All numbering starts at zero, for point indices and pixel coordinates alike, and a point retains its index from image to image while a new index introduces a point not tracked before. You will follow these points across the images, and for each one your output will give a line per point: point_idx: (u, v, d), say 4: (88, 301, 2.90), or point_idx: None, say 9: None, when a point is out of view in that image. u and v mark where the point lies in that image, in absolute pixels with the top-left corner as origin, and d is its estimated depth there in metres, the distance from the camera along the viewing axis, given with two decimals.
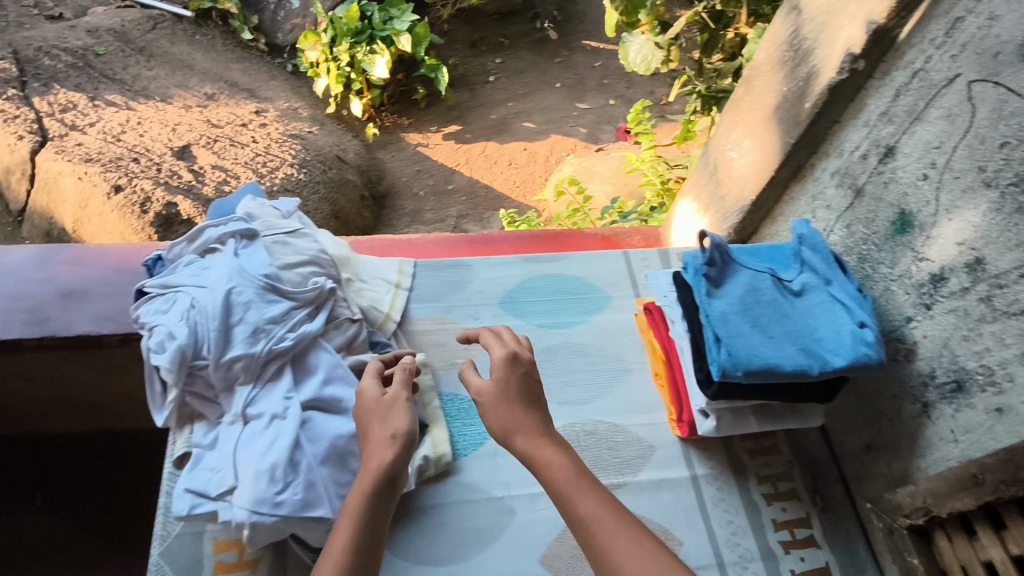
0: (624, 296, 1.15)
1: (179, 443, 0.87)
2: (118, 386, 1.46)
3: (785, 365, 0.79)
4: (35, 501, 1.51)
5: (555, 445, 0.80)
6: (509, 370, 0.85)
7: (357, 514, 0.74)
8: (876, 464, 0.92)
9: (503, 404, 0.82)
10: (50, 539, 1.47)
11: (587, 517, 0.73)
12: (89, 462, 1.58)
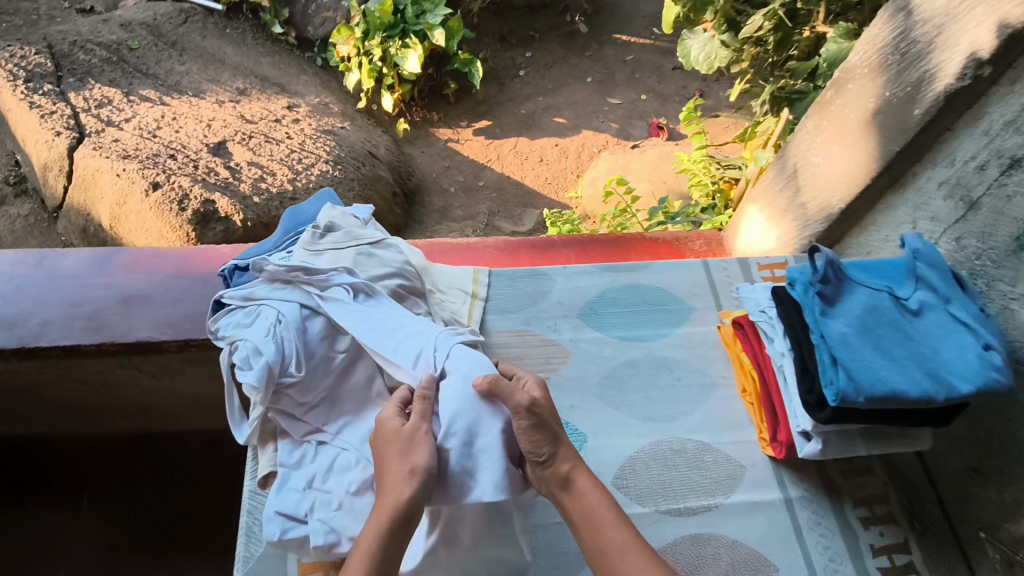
0: (706, 307, 1.10)
1: (262, 461, 0.85)
2: (170, 391, 1.43)
3: (911, 391, 0.74)
4: (81, 503, 1.47)
5: (583, 474, 0.78)
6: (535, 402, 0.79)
7: (378, 540, 0.68)
8: (984, 489, 0.90)
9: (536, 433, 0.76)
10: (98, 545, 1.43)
11: (617, 552, 0.72)
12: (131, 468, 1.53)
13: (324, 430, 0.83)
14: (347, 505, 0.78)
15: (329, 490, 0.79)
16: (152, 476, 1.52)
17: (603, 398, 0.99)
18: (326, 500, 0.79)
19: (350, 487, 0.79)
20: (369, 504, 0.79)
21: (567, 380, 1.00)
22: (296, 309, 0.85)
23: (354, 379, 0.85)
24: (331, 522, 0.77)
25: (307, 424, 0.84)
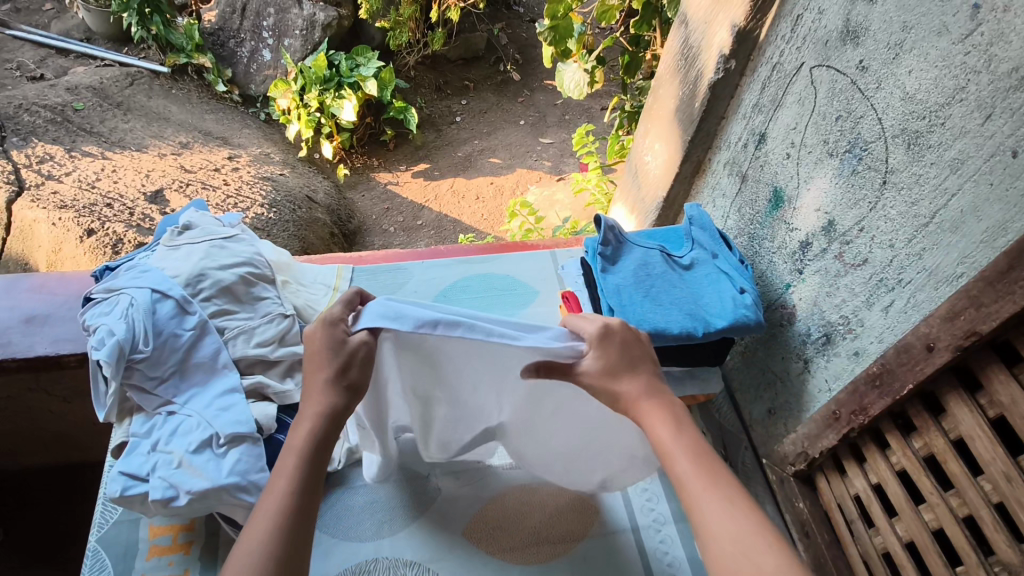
0: (550, 290, 1.22)
1: (118, 434, 0.93)
2: (82, 424, 1.37)
3: (672, 327, 0.86)
4: None
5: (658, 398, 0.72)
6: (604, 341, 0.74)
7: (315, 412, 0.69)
8: (776, 426, 0.99)
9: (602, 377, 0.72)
10: None
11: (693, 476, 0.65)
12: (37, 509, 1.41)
13: (174, 400, 0.92)
14: (185, 462, 0.86)
15: (170, 451, 0.87)
16: (39, 510, 1.42)
17: None
18: (167, 459, 0.87)
19: (189, 446, 0.87)
20: (206, 461, 0.86)
21: None
22: (147, 294, 0.96)
23: (199, 355, 0.96)
24: (169, 476, 0.85)
25: (159, 397, 0.93)
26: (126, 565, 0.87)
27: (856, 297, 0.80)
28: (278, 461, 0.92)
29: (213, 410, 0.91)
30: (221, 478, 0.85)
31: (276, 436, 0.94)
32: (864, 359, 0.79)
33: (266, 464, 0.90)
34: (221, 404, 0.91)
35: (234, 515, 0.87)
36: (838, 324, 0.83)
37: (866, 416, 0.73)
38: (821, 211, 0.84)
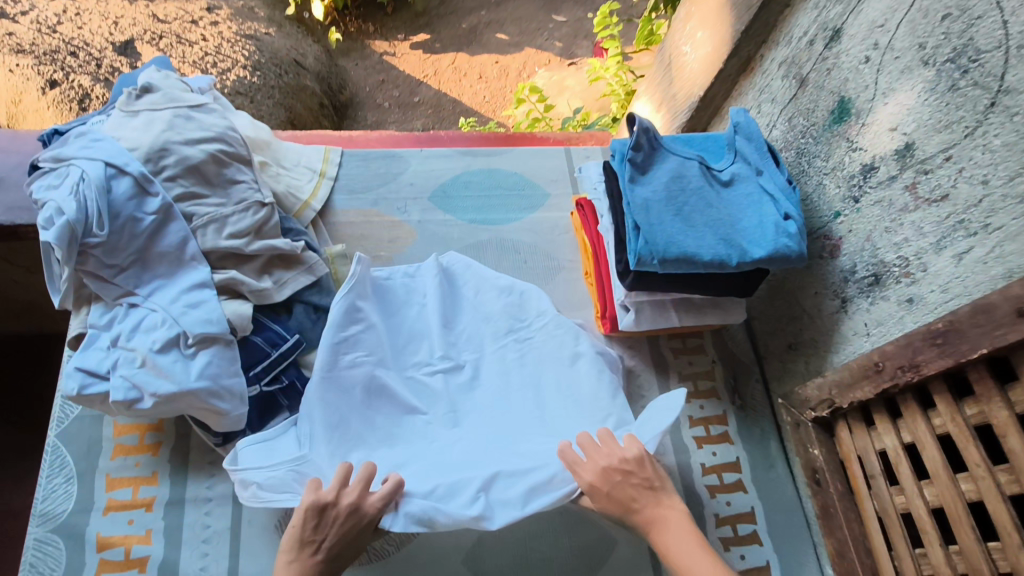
0: (562, 194, 1.11)
1: (75, 324, 0.84)
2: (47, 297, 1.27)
3: (703, 255, 0.76)
4: None
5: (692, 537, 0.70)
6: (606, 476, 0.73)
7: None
8: (795, 363, 0.92)
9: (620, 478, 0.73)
10: None
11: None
12: None
13: (136, 292, 0.82)
14: (148, 363, 0.78)
15: (132, 349, 0.79)
16: None
17: None
18: (129, 358, 0.78)
19: (153, 345, 0.78)
20: (172, 363, 0.78)
21: (411, 259, 1.01)
22: (100, 168, 0.82)
23: (164, 244, 0.84)
24: (131, 376, 0.77)
25: (120, 288, 0.83)
26: (89, 463, 0.82)
27: (922, 237, 0.69)
28: (254, 366, 0.84)
29: (179, 307, 0.81)
30: (190, 382, 0.77)
31: (252, 339, 0.85)
32: (918, 308, 0.70)
33: (241, 368, 0.82)
34: (189, 300, 0.82)
35: (207, 420, 0.80)
36: (893, 265, 0.74)
37: (916, 373, 0.65)
38: (898, 131, 0.71)
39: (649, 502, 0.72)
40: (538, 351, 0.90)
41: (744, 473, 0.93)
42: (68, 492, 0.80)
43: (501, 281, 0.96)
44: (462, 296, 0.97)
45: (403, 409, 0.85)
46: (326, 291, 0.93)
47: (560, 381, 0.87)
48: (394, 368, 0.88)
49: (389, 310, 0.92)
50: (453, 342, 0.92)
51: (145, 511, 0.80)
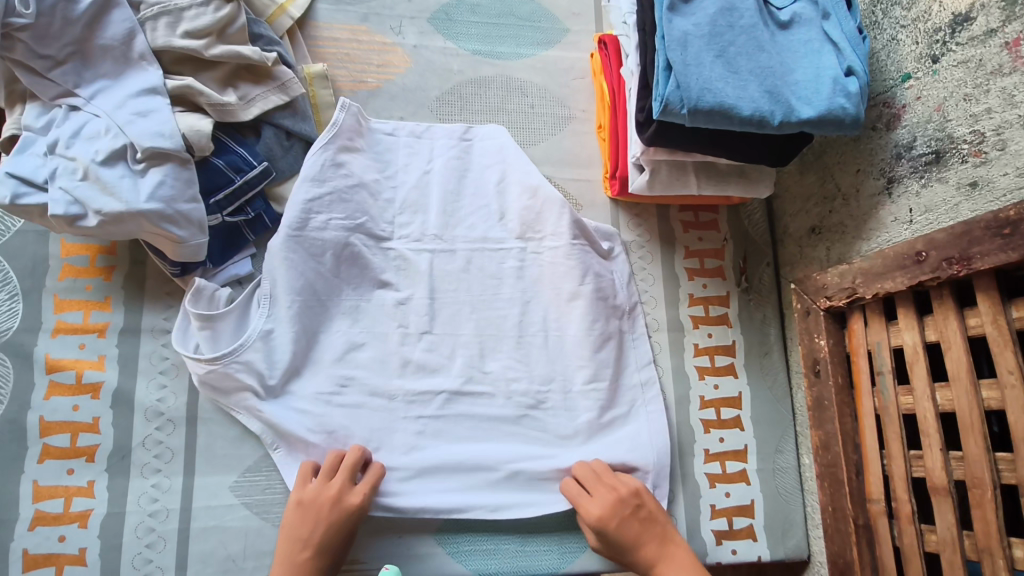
0: (583, 30, 0.95)
1: (7, 125, 0.72)
2: None
3: (742, 108, 0.64)
4: None
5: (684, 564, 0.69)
6: (609, 511, 0.71)
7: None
8: (815, 248, 0.83)
9: (622, 517, 0.71)
10: None
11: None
12: None
13: (76, 93, 0.71)
14: (92, 176, 0.68)
15: (72, 158, 0.69)
16: None
17: (437, 115, 0.88)
18: (69, 168, 0.68)
19: (96, 156, 0.68)
20: (118, 179, 0.69)
21: (401, 90, 0.88)
22: None
23: (106, 36, 0.70)
24: (74, 192, 0.68)
25: (58, 87, 0.71)
26: (35, 282, 0.75)
27: (1010, 109, 0.58)
28: (215, 193, 0.74)
29: (125, 115, 0.69)
30: (139, 203, 0.68)
31: (211, 160, 0.74)
32: (981, 194, 0.60)
33: (199, 193, 0.73)
34: (137, 108, 0.70)
35: (161, 247, 0.73)
36: (962, 143, 0.63)
37: (967, 267, 0.57)
38: None
39: (656, 538, 0.71)
40: (543, 272, 0.82)
41: (738, 357, 0.87)
42: (13, 311, 0.73)
43: (529, 179, 0.84)
44: (473, 183, 0.85)
45: (374, 279, 0.79)
46: (301, 115, 0.80)
47: (548, 311, 0.81)
48: (379, 233, 0.81)
49: (385, 170, 0.83)
50: (448, 215, 0.83)
51: (97, 336, 0.74)
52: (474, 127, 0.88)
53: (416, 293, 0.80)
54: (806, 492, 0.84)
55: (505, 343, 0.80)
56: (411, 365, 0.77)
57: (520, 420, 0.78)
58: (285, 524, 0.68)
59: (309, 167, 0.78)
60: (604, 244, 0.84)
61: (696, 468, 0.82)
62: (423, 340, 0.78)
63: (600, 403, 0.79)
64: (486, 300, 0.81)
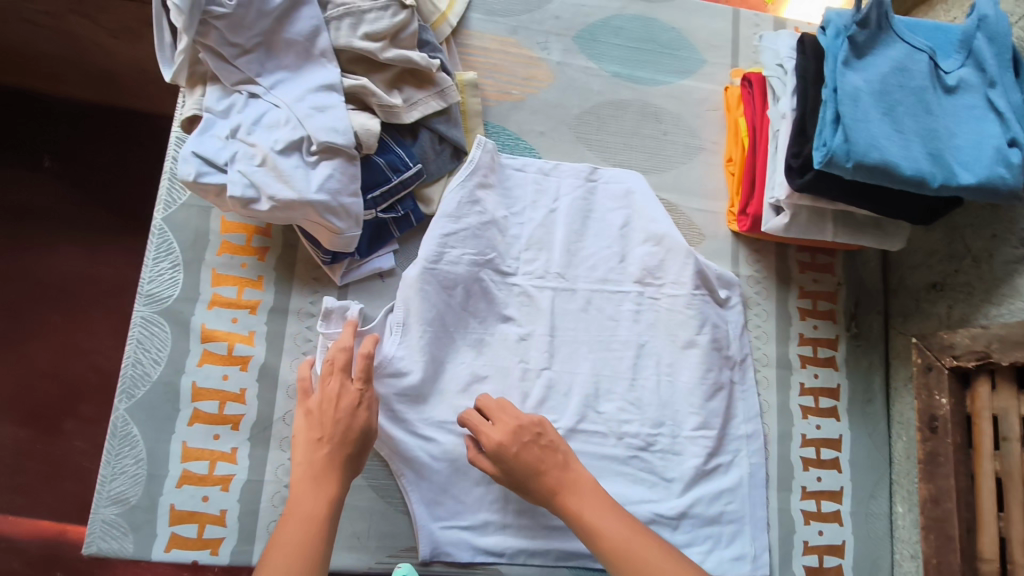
0: (720, 63, 0.97)
1: (188, 104, 0.77)
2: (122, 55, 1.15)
3: (905, 168, 0.65)
4: (44, 163, 1.24)
5: (600, 496, 0.68)
6: (511, 438, 0.70)
7: (339, 478, 0.65)
8: (934, 305, 0.85)
9: (519, 445, 0.70)
10: (57, 206, 1.23)
11: (624, 544, 0.64)
12: (70, 127, 1.26)
13: (258, 81, 0.74)
14: (269, 163, 0.72)
15: (253, 145, 0.73)
16: (70, 142, 1.26)
17: (576, 133, 0.91)
18: (248, 154, 0.73)
19: (275, 145, 0.72)
20: (293, 168, 0.72)
21: (543, 105, 0.91)
22: None
23: (292, 31, 0.73)
24: (251, 176, 0.72)
25: (240, 72, 0.74)
26: (197, 254, 0.80)
27: None
28: (373, 189, 0.78)
29: (305, 108, 0.73)
30: (310, 192, 0.72)
31: (374, 159, 0.78)
32: None
33: (361, 189, 0.76)
34: (316, 102, 0.73)
35: (318, 236, 0.76)
36: None
37: None
38: None
39: (556, 465, 0.69)
40: (659, 318, 0.85)
41: (841, 401, 0.89)
42: (176, 279, 0.79)
43: (655, 228, 0.87)
44: (596, 223, 0.88)
45: (497, 314, 0.83)
46: (454, 122, 0.83)
47: (661, 359, 0.84)
48: (505, 269, 0.84)
49: (512, 207, 0.86)
50: (577, 239, 0.87)
51: (250, 312, 0.79)
52: (600, 167, 0.90)
53: (539, 332, 0.83)
54: (896, 540, 0.86)
55: (620, 384, 0.83)
56: (531, 400, 0.80)
57: (628, 460, 0.81)
58: (298, 435, 0.68)
59: (448, 202, 0.81)
60: (723, 292, 0.87)
61: (793, 503, 0.85)
62: (542, 378, 0.81)
63: (708, 451, 0.82)
64: (604, 340, 0.84)
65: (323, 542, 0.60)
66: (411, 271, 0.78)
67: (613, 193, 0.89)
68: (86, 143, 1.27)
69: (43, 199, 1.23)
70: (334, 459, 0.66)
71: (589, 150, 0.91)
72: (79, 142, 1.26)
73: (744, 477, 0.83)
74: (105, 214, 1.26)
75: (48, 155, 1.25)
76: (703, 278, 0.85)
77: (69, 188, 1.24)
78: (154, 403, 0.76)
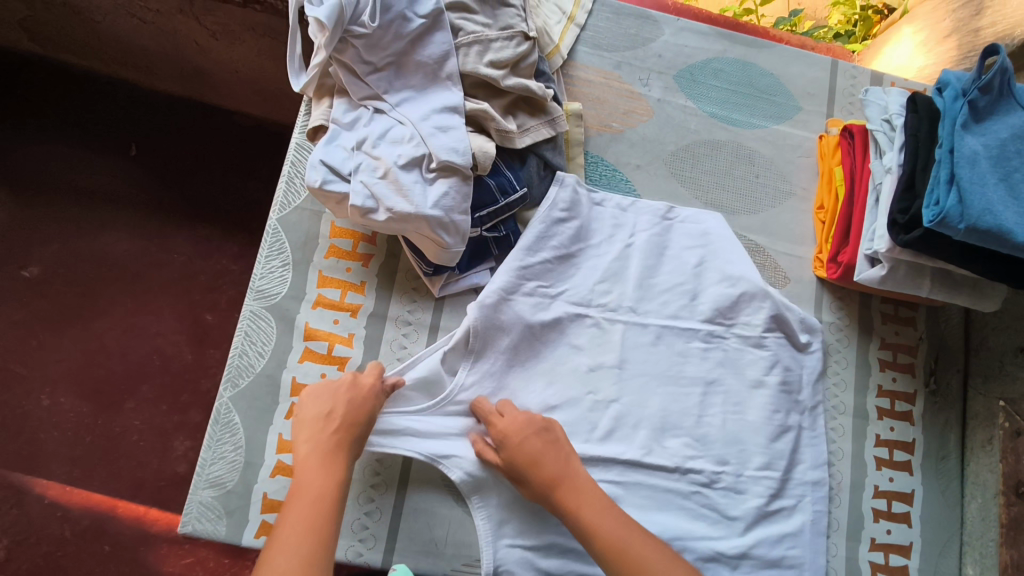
0: (815, 111, 0.99)
1: (315, 114, 0.81)
2: (226, 58, 1.22)
3: (1019, 234, 0.66)
4: (131, 150, 1.31)
5: (596, 493, 0.70)
6: (522, 432, 0.72)
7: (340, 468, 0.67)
8: (1019, 368, 0.86)
9: (524, 438, 0.72)
10: (137, 192, 1.29)
11: (624, 541, 0.67)
12: (161, 120, 1.33)
13: (384, 98, 0.78)
14: (391, 176, 0.75)
15: (376, 158, 0.76)
16: (159, 134, 1.32)
17: (670, 168, 0.94)
18: (371, 166, 0.76)
19: (399, 159, 0.75)
20: (413, 183, 0.75)
21: (641, 139, 0.94)
22: None
23: (424, 53, 0.77)
24: (371, 188, 0.75)
25: (368, 89, 0.79)
26: (305, 256, 0.83)
27: None
28: (481, 208, 0.81)
29: (429, 127, 0.76)
30: (426, 208, 0.75)
31: (484, 179, 0.81)
32: None
33: (470, 207, 0.79)
34: (439, 122, 0.77)
35: (425, 248, 0.79)
36: None
37: None
38: None
39: (557, 461, 0.71)
40: (728, 357, 0.85)
41: (915, 456, 0.89)
42: (284, 278, 0.82)
43: (732, 269, 0.86)
44: (670, 260, 0.87)
45: (566, 343, 0.82)
46: (559, 148, 0.87)
47: (728, 396, 0.83)
48: (579, 300, 0.83)
49: (587, 241, 0.86)
50: (650, 277, 0.86)
51: (350, 315, 0.82)
52: (677, 206, 0.90)
53: (624, 354, 0.84)
54: None
55: (687, 420, 0.82)
56: (599, 431, 0.80)
57: (691, 495, 0.80)
58: (303, 421, 0.71)
59: (529, 234, 0.82)
60: (804, 337, 0.87)
61: (861, 553, 0.84)
62: (611, 410, 0.80)
63: (770, 492, 0.81)
64: (673, 375, 0.83)
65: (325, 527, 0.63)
66: (488, 295, 0.78)
67: (685, 230, 0.88)
68: (173, 136, 1.33)
69: (127, 184, 1.30)
70: (341, 441, 0.69)
71: (682, 185, 0.93)
72: (166, 135, 1.33)
73: (806, 524, 0.82)
74: (185, 204, 1.31)
75: (135, 144, 1.31)
76: (785, 323, 0.86)
77: (153, 177, 1.30)
78: (255, 393, 0.79)
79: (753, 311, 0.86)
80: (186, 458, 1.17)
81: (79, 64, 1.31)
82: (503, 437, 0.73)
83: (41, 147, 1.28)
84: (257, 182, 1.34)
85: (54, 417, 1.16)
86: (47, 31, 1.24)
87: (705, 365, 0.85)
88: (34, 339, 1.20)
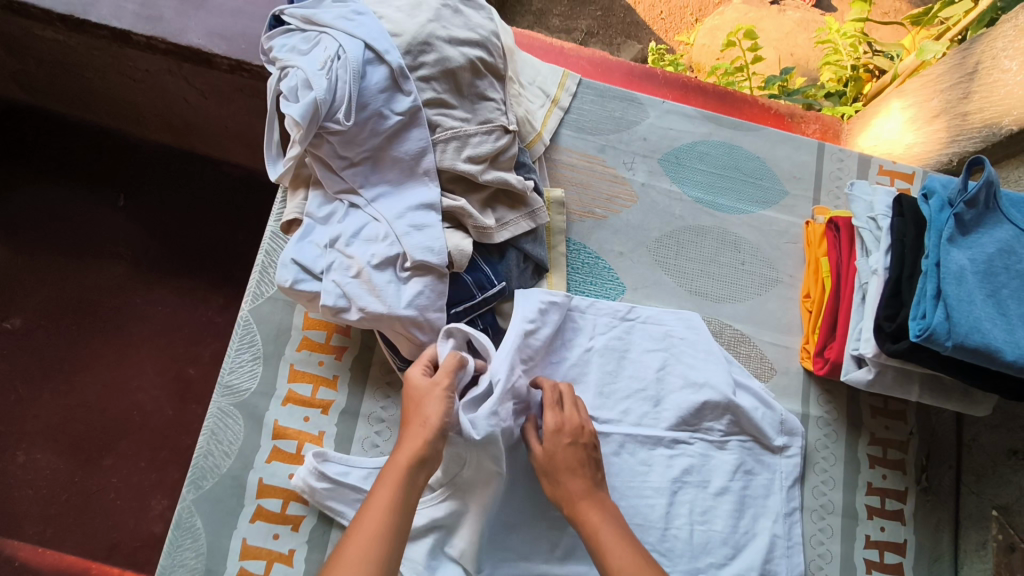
0: (802, 195, 0.97)
1: (290, 205, 0.80)
2: (214, 121, 1.20)
3: (1007, 354, 0.64)
4: (118, 201, 1.29)
5: (609, 518, 0.66)
6: (561, 442, 0.70)
7: (400, 488, 0.61)
8: (1014, 473, 0.82)
9: (568, 443, 0.70)
10: (118, 245, 1.27)
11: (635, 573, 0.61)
12: (149, 174, 1.31)
13: (359, 193, 0.77)
14: (364, 276, 0.73)
15: (350, 256, 0.74)
16: (145, 188, 1.30)
17: (654, 255, 0.92)
18: (344, 264, 0.74)
19: (372, 259, 0.73)
20: (386, 283, 0.73)
21: (625, 225, 0.93)
22: (360, 48, 0.73)
23: (401, 149, 0.76)
24: (344, 288, 0.73)
25: (343, 182, 0.77)
26: (276, 349, 0.82)
27: None
28: (457, 304, 0.79)
29: (404, 226, 0.74)
30: (399, 308, 0.72)
31: (461, 275, 0.79)
32: None
33: (446, 306, 0.77)
34: (415, 220, 0.75)
35: (397, 342, 0.77)
36: None
37: None
38: None
39: (587, 475, 0.69)
40: (694, 465, 0.82)
41: (908, 558, 0.85)
42: (254, 371, 0.80)
43: (695, 374, 0.84)
44: (631, 364, 0.85)
45: None
46: (538, 239, 0.85)
47: (694, 506, 0.80)
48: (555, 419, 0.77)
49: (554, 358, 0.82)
50: (612, 380, 0.83)
51: (321, 412, 0.80)
52: (638, 305, 0.88)
53: (604, 451, 0.80)
54: None
55: (652, 534, 0.78)
56: (559, 549, 0.74)
57: None
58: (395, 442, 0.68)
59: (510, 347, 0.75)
60: (781, 439, 0.85)
61: None
62: (571, 528, 0.75)
63: None
64: (636, 487, 0.79)
65: (388, 559, 0.57)
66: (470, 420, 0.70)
67: (645, 333, 0.86)
68: (160, 190, 1.31)
69: (110, 237, 1.27)
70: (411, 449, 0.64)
71: (666, 274, 0.91)
72: (152, 189, 1.31)
73: None
74: (165, 262, 1.28)
75: (123, 194, 1.29)
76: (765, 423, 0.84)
77: (136, 230, 1.28)
78: (217, 495, 0.75)
79: (724, 413, 0.83)
80: (162, 518, 1.13)
81: (68, 113, 1.30)
82: (551, 438, 0.70)
83: (26, 196, 1.26)
84: (242, 240, 1.32)
85: (28, 475, 1.12)
86: (36, 84, 1.22)
87: (687, 464, 0.82)
88: (12, 394, 1.16)
